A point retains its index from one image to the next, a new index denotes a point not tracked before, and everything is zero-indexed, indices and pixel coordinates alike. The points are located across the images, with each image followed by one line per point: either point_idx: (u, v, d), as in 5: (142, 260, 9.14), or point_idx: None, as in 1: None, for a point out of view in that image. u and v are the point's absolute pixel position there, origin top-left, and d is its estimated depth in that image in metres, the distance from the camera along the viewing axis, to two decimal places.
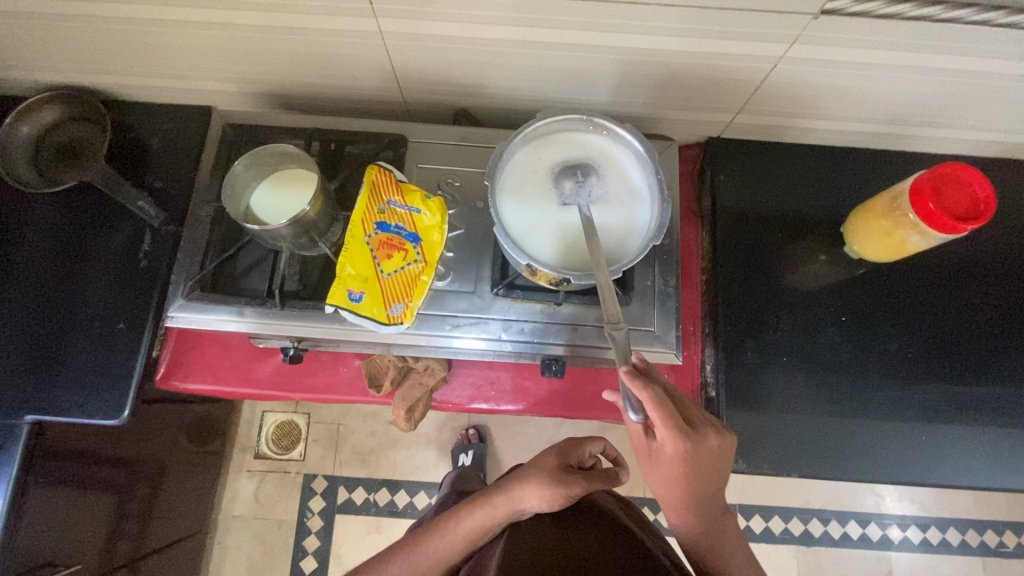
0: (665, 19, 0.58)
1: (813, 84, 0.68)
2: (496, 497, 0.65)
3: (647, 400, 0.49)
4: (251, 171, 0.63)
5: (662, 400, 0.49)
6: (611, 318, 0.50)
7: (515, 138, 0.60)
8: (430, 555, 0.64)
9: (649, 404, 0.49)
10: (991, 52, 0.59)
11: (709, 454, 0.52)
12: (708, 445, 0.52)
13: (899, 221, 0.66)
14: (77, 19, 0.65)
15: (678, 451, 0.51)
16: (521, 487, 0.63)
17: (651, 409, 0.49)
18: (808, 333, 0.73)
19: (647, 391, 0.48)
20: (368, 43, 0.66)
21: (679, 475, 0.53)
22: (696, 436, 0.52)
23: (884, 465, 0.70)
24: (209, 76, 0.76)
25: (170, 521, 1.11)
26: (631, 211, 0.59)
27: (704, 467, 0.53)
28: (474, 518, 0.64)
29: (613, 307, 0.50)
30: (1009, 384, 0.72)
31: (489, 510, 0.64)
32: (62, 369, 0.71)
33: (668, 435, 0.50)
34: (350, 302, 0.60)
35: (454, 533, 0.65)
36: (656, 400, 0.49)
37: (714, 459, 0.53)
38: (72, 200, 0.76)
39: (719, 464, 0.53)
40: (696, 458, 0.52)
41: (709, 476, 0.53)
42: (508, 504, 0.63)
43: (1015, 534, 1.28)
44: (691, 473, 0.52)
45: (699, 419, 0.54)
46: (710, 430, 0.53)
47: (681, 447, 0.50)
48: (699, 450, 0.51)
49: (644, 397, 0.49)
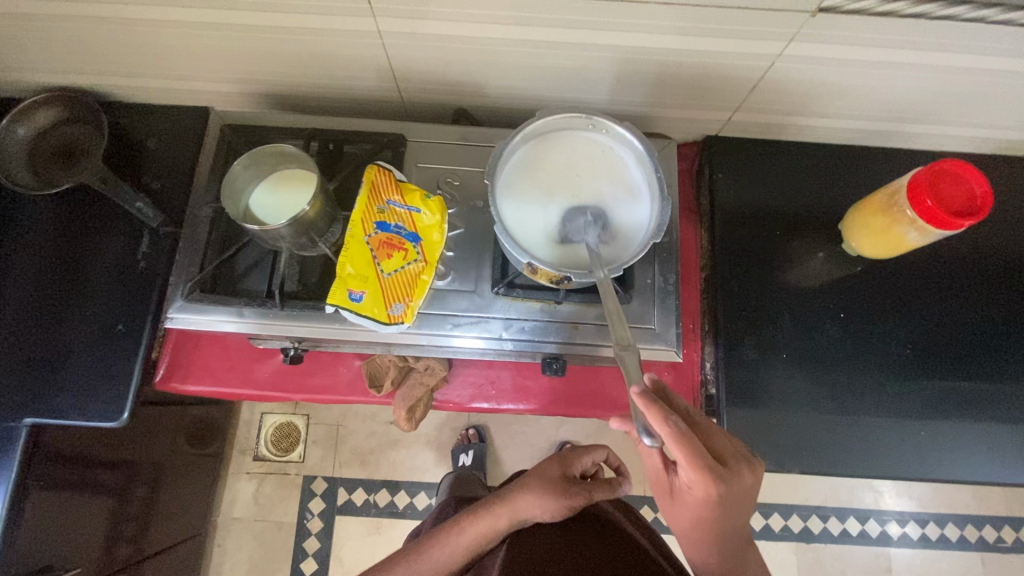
0: (663, 18, 0.58)
1: (810, 81, 0.68)
2: (500, 506, 0.65)
3: (672, 438, 0.47)
4: (250, 171, 0.63)
5: (686, 438, 0.47)
6: (619, 340, 0.50)
7: (514, 136, 0.60)
8: (431, 564, 0.63)
9: (674, 443, 0.47)
10: (986, 49, 0.60)
11: (742, 493, 0.50)
12: (742, 483, 0.50)
13: (897, 218, 0.67)
14: (73, 19, 0.65)
15: (707, 493, 0.49)
16: (526, 497, 0.64)
17: (677, 448, 0.47)
18: (807, 329, 0.74)
19: (671, 428, 0.46)
20: (366, 43, 0.66)
21: (708, 512, 0.51)
22: (729, 475, 0.49)
23: (885, 462, 0.70)
24: (207, 76, 0.75)
25: (169, 524, 1.11)
26: (632, 210, 0.59)
27: (734, 504, 0.51)
28: (477, 527, 0.64)
29: (622, 330, 0.50)
30: (1006, 380, 0.72)
31: (493, 519, 0.64)
32: (62, 372, 0.70)
33: (699, 477, 0.48)
34: (352, 302, 0.60)
35: (457, 543, 0.64)
36: (681, 439, 0.47)
37: (745, 496, 0.51)
38: (69, 201, 0.76)
39: (749, 500, 0.52)
40: (727, 498, 0.49)
41: (738, 511, 0.52)
42: (512, 513, 0.63)
43: (1013, 529, 1.29)
44: (720, 511, 0.50)
45: (731, 454, 0.51)
46: (744, 468, 0.51)
47: (712, 489, 0.48)
48: (731, 490, 0.49)
49: (668, 435, 0.46)
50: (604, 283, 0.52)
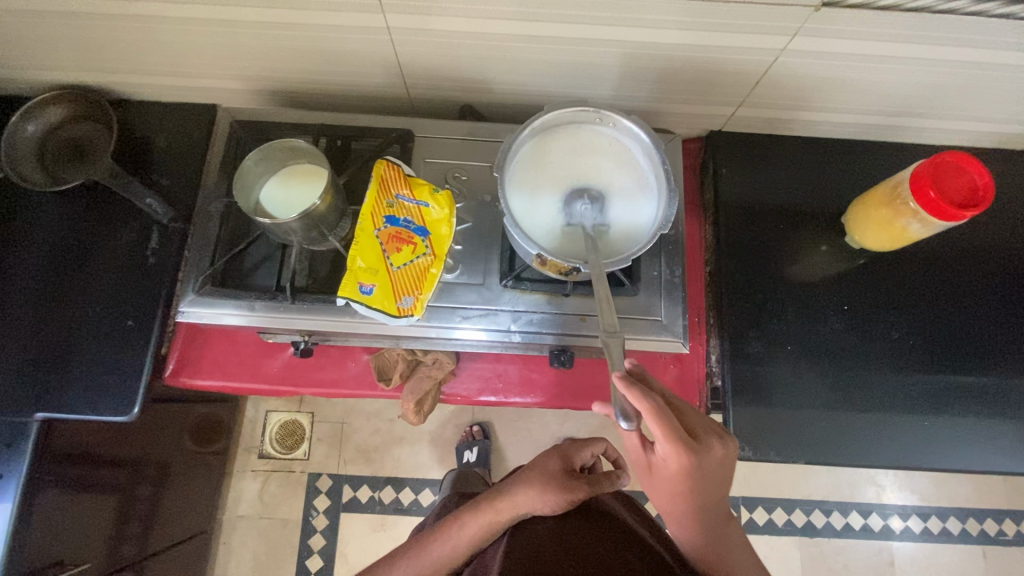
0: (669, 13, 0.59)
1: (813, 76, 0.69)
2: (500, 501, 0.64)
3: (649, 414, 0.49)
4: (261, 166, 0.63)
5: (662, 413, 0.50)
6: (607, 326, 0.51)
7: (523, 130, 0.60)
8: (432, 560, 0.64)
9: (650, 417, 0.49)
10: (987, 43, 0.60)
11: (715, 464, 0.53)
12: (714, 454, 0.53)
13: (900, 210, 0.68)
14: (85, 16, 0.65)
15: (680, 465, 0.51)
16: (526, 492, 0.63)
17: (652, 422, 0.49)
18: (811, 322, 0.74)
19: (649, 404, 0.49)
20: (375, 39, 0.66)
21: (682, 486, 0.53)
22: (700, 448, 0.52)
23: (890, 452, 0.71)
24: (215, 74, 0.76)
25: (175, 522, 1.11)
26: (639, 202, 0.60)
27: (708, 477, 0.53)
28: (477, 522, 0.64)
29: (610, 317, 0.51)
30: (1008, 372, 0.73)
31: (494, 514, 0.63)
32: (71, 368, 0.71)
33: (671, 449, 0.50)
34: (362, 295, 0.61)
35: (458, 537, 0.64)
36: (656, 413, 0.49)
37: (718, 468, 0.53)
38: (78, 198, 0.77)
39: (723, 474, 0.54)
40: (700, 470, 0.52)
41: (713, 486, 0.54)
42: (513, 509, 0.63)
43: (1014, 522, 1.30)
44: (695, 485, 0.53)
45: (703, 429, 0.54)
46: (715, 439, 0.53)
47: (684, 461, 0.50)
48: (704, 462, 0.52)
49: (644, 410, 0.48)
50: (597, 267, 0.54)
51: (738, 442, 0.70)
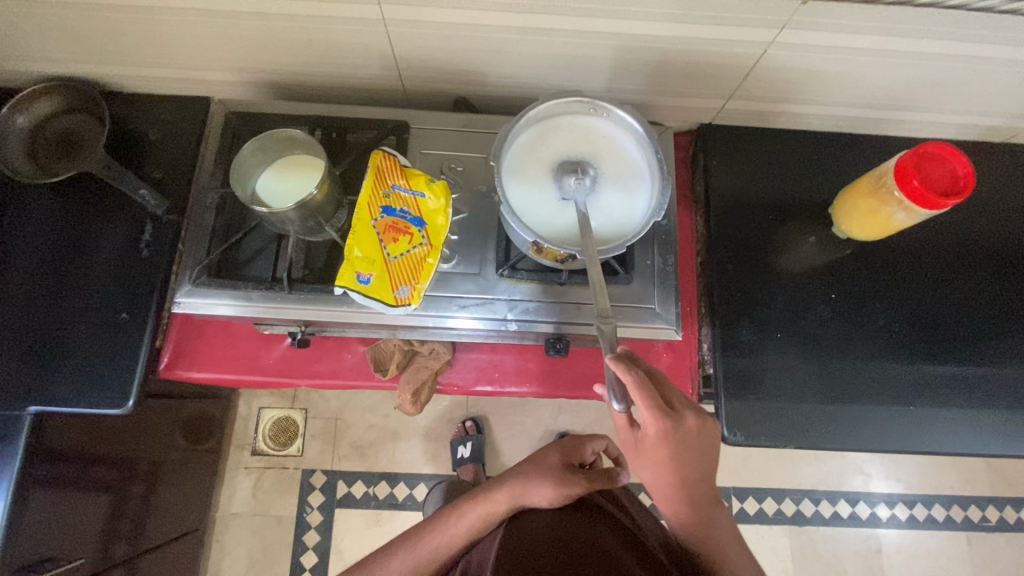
0: (660, 5, 0.60)
1: (801, 69, 0.70)
2: (498, 492, 0.64)
3: (632, 384, 0.52)
4: (257, 157, 0.64)
5: (644, 384, 0.53)
6: (601, 312, 0.54)
7: (519, 120, 0.61)
8: (428, 551, 0.63)
9: (632, 388, 0.52)
10: (967, 36, 0.62)
11: (692, 435, 0.55)
12: (689, 426, 0.55)
13: (885, 200, 0.69)
14: (77, 7, 0.65)
15: (659, 432, 0.54)
16: (524, 483, 0.64)
17: (635, 393, 0.53)
18: (799, 311, 0.76)
19: (633, 375, 0.52)
20: (371, 31, 0.67)
21: (665, 457, 0.55)
22: (676, 416, 0.55)
23: (877, 437, 0.72)
24: (208, 65, 0.76)
25: (167, 519, 1.10)
26: (632, 190, 0.61)
27: (687, 448, 0.56)
28: (474, 513, 0.64)
29: (603, 301, 0.53)
30: (988, 358, 0.75)
31: (491, 505, 0.64)
32: (65, 360, 0.70)
33: (650, 415, 0.54)
34: (360, 284, 0.61)
35: (455, 529, 0.64)
36: (640, 385, 0.52)
37: (696, 440, 0.56)
38: (70, 190, 0.76)
39: (701, 445, 0.56)
40: (678, 438, 0.55)
41: (694, 458, 0.56)
42: (511, 499, 0.63)
43: (997, 509, 1.33)
44: (675, 455, 0.55)
45: (680, 403, 0.57)
46: (691, 412, 0.56)
47: (662, 426, 0.54)
48: (680, 430, 0.55)
49: (627, 379, 0.52)
50: (592, 252, 0.55)
51: (730, 427, 0.71)
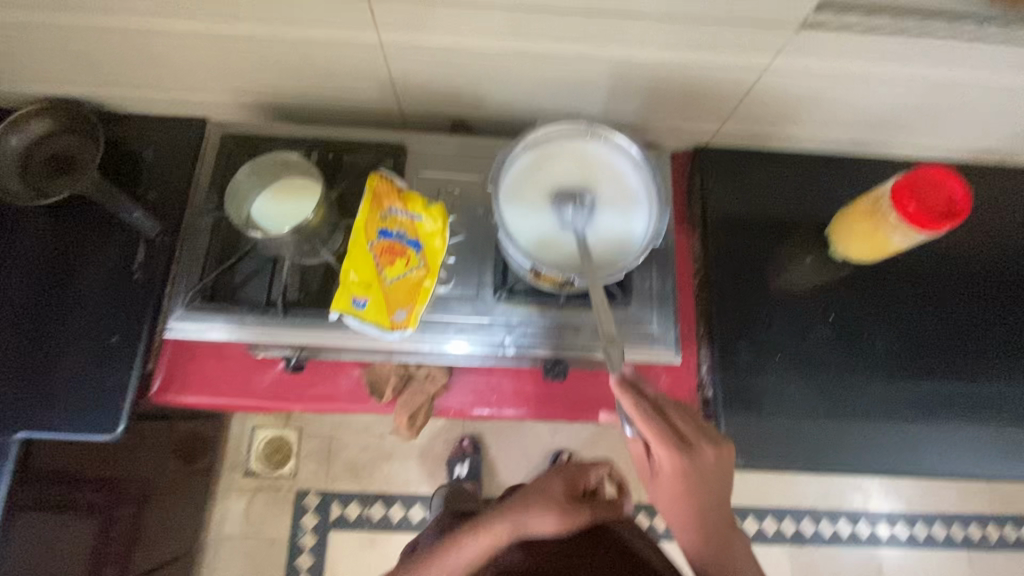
0: (657, 31, 0.60)
1: (796, 93, 0.71)
2: (499, 524, 0.61)
3: (640, 419, 0.54)
4: (253, 180, 0.64)
5: (653, 418, 0.54)
6: (607, 336, 0.54)
7: (517, 145, 0.61)
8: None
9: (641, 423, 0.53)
10: (959, 62, 0.63)
11: (708, 469, 0.55)
12: (705, 460, 0.54)
13: (882, 223, 0.70)
14: (72, 30, 0.65)
15: (673, 467, 0.54)
16: (525, 515, 0.61)
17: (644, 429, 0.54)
18: (798, 332, 0.76)
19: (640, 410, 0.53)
20: (368, 55, 0.67)
21: (681, 490, 0.55)
22: (690, 450, 0.54)
23: (878, 461, 0.72)
24: (205, 87, 0.76)
25: (157, 544, 1.08)
26: (629, 215, 0.61)
27: (705, 482, 0.55)
28: (474, 545, 0.60)
29: (609, 327, 0.54)
30: (989, 379, 0.75)
31: (492, 537, 0.60)
32: (54, 385, 0.69)
33: (662, 451, 0.54)
34: (356, 309, 0.60)
35: (456, 560, 0.60)
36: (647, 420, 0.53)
37: (714, 474, 0.55)
38: (64, 213, 0.75)
39: (719, 478, 0.55)
40: (694, 473, 0.54)
41: (712, 491, 0.55)
42: (513, 530, 0.60)
43: (998, 527, 1.32)
44: (692, 489, 0.55)
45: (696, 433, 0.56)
46: (708, 445, 0.55)
47: (675, 462, 0.54)
48: (695, 464, 0.54)
49: (635, 415, 0.54)
50: (594, 284, 0.55)
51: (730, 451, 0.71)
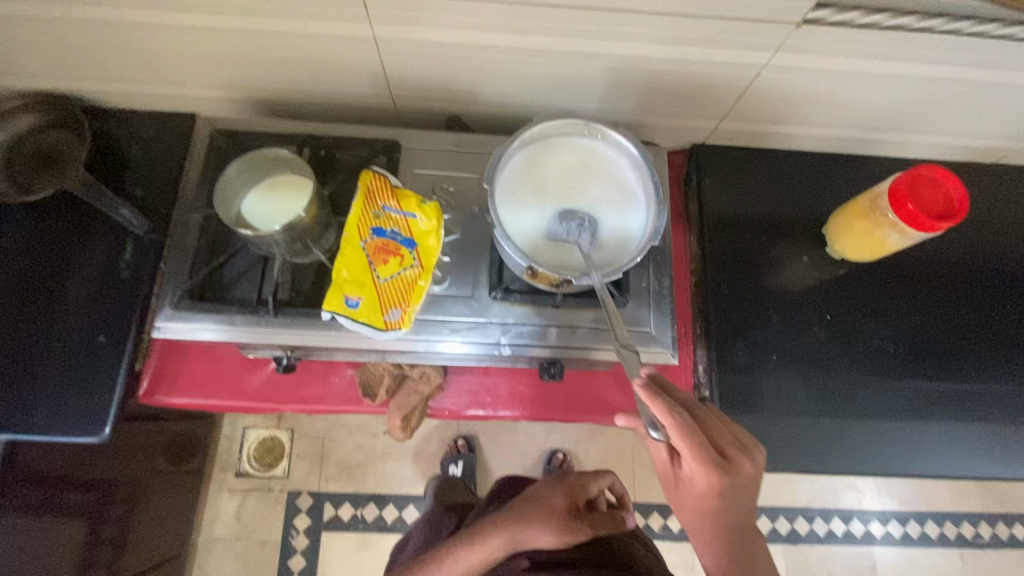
0: (655, 27, 0.60)
1: (794, 91, 0.70)
2: (495, 537, 0.60)
3: (676, 429, 0.48)
4: (243, 177, 0.62)
5: (689, 429, 0.48)
6: (621, 339, 0.54)
7: (512, 142, 0.60)
8: None
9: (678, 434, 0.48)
10: (957, 60, 0.63)
11: (744, 483, 0.50)
12: (742, 474, 0.50)
13: (879, 221, 0.69)
14: (57, 22, 0.63)
15: (708, 484, 0.49)
16: (523, 530, 0.60)
17: (680, 440, 0.48)
18: (794, 331, 0.75)
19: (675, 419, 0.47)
20: (361, 49, 0.66)
21: (712, 506, 0.50)
22: (728, 465, 0.49)
23: (874, 461, 0.71)
24: (194, 82, 0.74)
25: (146, 546, 1.06)
26: (627, 212, 0.60)
27: (738, 497, 0.50)
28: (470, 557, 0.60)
29: (622, 329, 0.54)
30: (984, 378, 0.75)
31: (488, 551, 0.60)
32: (39, 386, 0.67)
33: (698, 467, 0.48)
34: (348, 308, 0.60)
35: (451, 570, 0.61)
36: (684, 430, 0.48)
37: (748, 488, 0.50)
38: (49, 210, 0.74)
39: (752, 493, 0.51)
40: (729, 488, 0.49)
41: (743, 506, 0.51)
42: (509, 544, 0.60)
43: (990, 525, 1.33)
44: (724, 506, 0.50)
45: (731, 445, 0.51)
46: (744, 458, 0.50)
47: (713, 479, 0.48)
48: (732, 481, 0.49)
49: (670, 423, 0.48)
50: (603, 289, 0.54)
51: None
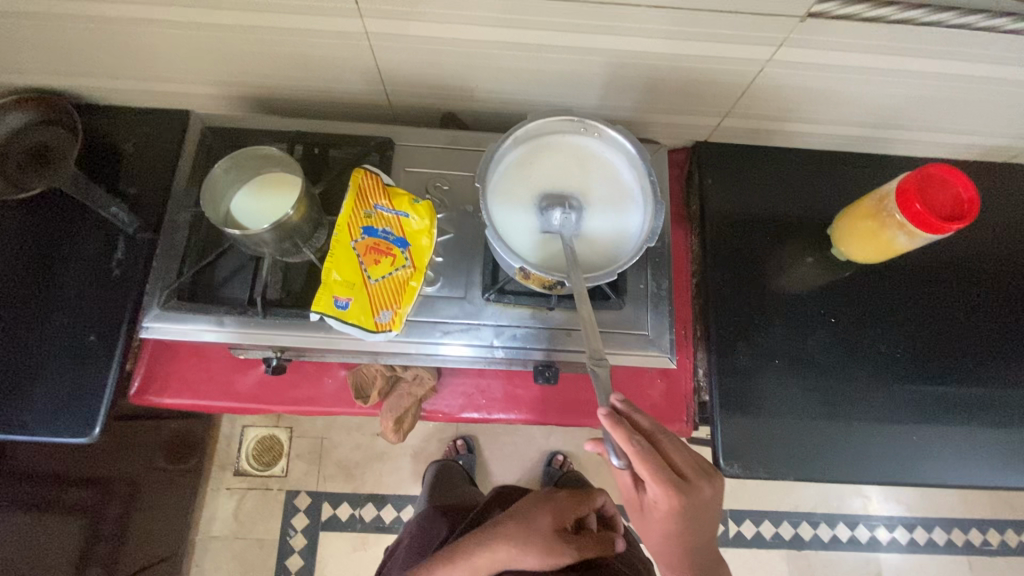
0: (654, 21, 0.58)
1: (799, 88, 0.68)
2: (478, 557, 0.59)
3: (635, 454, 0.48)
4: (231, 175, 0.61)
5: (649, 454, 0.48)
6: (594, 353, 0.50)
7: (506, 139, 0.58)
8: None
9: (637, 460, 0.48)
10: (968, 56, 0.61)
11: (703, 504, 0.51)
12: (703, 495, 0.50)
13: (886, 222, 0.67)
14: (46, 18, 0.62)
15: (671, 507, 0.49)
16: (509, 549, 0.59)
17: (639, 465, 0.48)
18: (798, 335, 0.73)
19: (635, 446, 0.48)
20: (353, 45, 0.64)
21: (674, 527, 0.51)
22: (689, 488, 0.49)
23: (878, 468, 0.69)
24: (187, 78, 0.73)
25: (144, 545, 1.06)
26: (623, 212, 0.59)
27: (699, 517, 0.51)
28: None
29: (596, 343, 0.50)
30: (994, 383, 0.73)
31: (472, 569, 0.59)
32: (29, 385, 0.67)
33: (661, 492, 0.48)
34: (337, 309, 0.58)
35: None
36: (644, 455, 0.48)
37: (708, 509, 0.51)
38: (42, 206, 0.73)
39: (711, 512, 0.52)
40: (690, 510, 0.50)
41: (702, 525, 0.52)
42: (494, 564, 0.59)
43: (999, 532, 1.30)
44: (686, 527, 0.51)
45: (692, 467, 0.51)
46: (704, 480, 0.50)
47: (675, 503, 0.49)
48: (693, 503, 0.50)
49: (630, 451, 0.48)
50: (580, 288, 0.52)
51: (727, 458, 0.68)
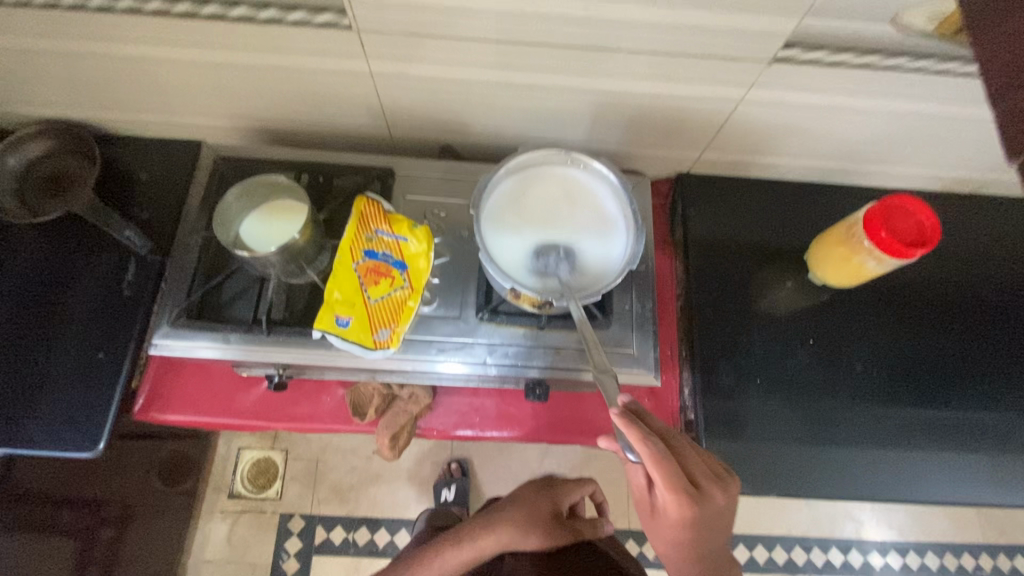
0: (634, 65, 0.63)
1: (772, 124, 0.74)
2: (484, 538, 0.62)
3: (650, 458, 0.50)
4: (242, 202, 0.66)
5: (664, 457, 0.51)
6: (598, 364, 0.56)
7: (498, 171, 0.64)
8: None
9: (652, 463, 0.50)
10: (923, 96, 0.66)
11: (715, 513, 0.52)
12: (714, 504, 0.52)
13: (856, 248, 0.71)
14: (76, 57, 0.67)
15: (683, 514, 0.51)
16: (514, 531, 0.61)
17: (654, 468, 0.50)
18: (778, 355, 0.77)
19: (650, 448, 0.50)
20: (359, 83, 0.70)
21: (685, 534, 0.53)
22: (701, 496, 0.51)
23: (858, 485, 0.72)
24: (201, 112, 0.78)
25: (137, 567, 1.05)
26: (608, 238, 0.63)
27: (710, 526, 0.53)
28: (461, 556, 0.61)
29: (599, 356, 0.55)
30: (966, 403, 0.76)
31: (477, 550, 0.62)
32: (36, 401, 0.69)
33: (673, 497, 0.50)
34: (339, 328, 0.62)
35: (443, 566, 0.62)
36: (660, 459, 0.50)
37: (719, 518, 0.53)
38: (59, 229, 0.77)
39: (722, 522, 0.53)
40: (702, 518, 0.52)
41: (713, 533, 0.53)
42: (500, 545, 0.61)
43: (991, 557, 1.31)
44: (697, 535, 0.53)
45: (704, 475, 0.53)
46: (716, 488, 0.52)
47: (687, 509, 0.51)
48: (705, 511, 0.51)
49: (646, 453, 0.50)
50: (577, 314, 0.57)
51: None
